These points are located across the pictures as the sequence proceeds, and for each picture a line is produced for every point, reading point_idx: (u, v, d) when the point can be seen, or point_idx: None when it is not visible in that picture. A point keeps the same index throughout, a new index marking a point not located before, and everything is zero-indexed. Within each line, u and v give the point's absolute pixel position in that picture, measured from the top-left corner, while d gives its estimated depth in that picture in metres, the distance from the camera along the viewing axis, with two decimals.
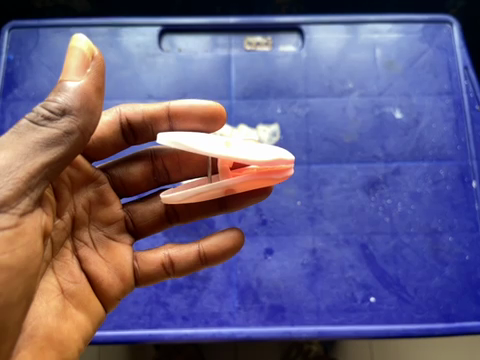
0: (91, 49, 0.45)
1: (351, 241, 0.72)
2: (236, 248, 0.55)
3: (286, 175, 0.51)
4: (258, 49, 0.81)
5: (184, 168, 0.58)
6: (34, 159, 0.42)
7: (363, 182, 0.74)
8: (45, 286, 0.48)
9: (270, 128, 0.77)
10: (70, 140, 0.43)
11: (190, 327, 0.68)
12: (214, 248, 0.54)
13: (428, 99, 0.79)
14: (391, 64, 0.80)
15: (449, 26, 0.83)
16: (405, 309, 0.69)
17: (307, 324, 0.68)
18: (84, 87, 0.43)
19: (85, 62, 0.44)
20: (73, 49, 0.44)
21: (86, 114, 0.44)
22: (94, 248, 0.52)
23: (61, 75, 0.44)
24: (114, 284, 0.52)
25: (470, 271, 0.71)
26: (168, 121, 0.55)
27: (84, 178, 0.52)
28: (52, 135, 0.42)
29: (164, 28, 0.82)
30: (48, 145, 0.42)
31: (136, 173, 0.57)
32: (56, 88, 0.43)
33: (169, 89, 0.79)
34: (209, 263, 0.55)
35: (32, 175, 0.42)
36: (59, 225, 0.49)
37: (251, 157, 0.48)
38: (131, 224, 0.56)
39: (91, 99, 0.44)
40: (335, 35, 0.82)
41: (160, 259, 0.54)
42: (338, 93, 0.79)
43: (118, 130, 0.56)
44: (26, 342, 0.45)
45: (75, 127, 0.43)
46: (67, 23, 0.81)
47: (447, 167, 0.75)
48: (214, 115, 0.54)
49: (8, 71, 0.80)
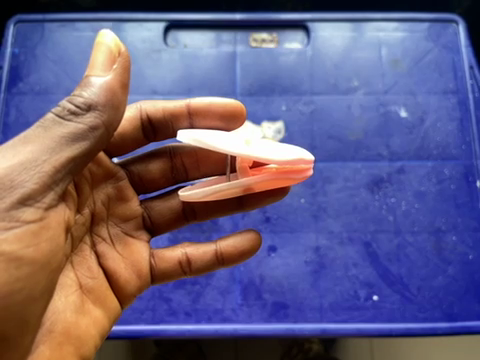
0: (117, 46, 0.46)
1: (355, 239, 0.72)
2: (254, 250, 0.54)
3: (306, 175, 0.50)
4: (263, 46, 0.81)
5: (202, 166, 0.57)
6: (59, 154, 0.43)
7: (367, 181, 0.74)
8: (64, 281, 0.49)
9: (274, 125, 0.77)
10: (94, 135, 0.44)
11: (193, 323, 0.68)
12: (231, 248, 0.53)
13: (434, 98, 0.79)
14: (396, 62, 0.80)
15: (455, 25, 0.82)
16: (408, 307, 0.69)
17: (310, 322, 0.68)
18: (110, 83, 0.44)
19: (111, 58, 0.45)
20: (100, 44, 0.45)
21: (110, 110, 0.45)
22: (112, 244, 0.52)
23: (88, 70, 0.45)
24: (130, 281, 0.52)
25: (473, 270, 0.71)
26: (188, 119, 0.55)
27: (103, 174, 0.52)
28: (77, 130, 0.43)
29: (169, 24, 0.82)
30: (73, 140, 0.43)
31: (154, 170, 0.57)
32: (82, 83, 0.44)
33: (173, 84, 0.79)
34: (226, 264, 0.54)
35: (57, 169, 0.43)
36: (80, 220, 0.50)
37: (271, 156, 0.48)
38: (149, 221, 0.55)
39: (116, 94, 0.45)
40: (340, 32, 0.82)
41: (177, 257, 0.54)
42: (344, 90, 0.79)
43: (139, 126, 0.56)
44: (45, 336, 0.46)
45: (99, 123, 0.44)
46: (72, 18, 0.81)
47: (452, 166, 0.75)
48: (234, 113, 0.54)
49: (12, 65, 0.80)
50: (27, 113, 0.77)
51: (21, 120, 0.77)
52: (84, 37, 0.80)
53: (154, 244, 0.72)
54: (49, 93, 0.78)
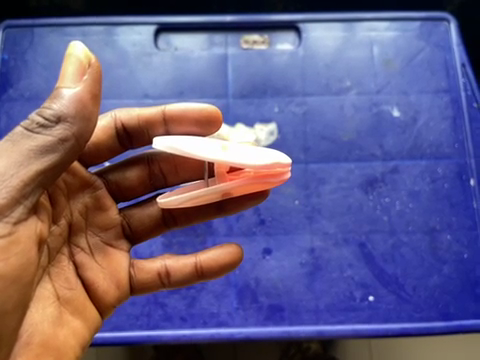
0: (87, 57, 0.45)
1: (350, 240, 0.72)
2: (234, 265, 0.54)
3: (284, 178, 0.51)
4: (255, 48, 0.81)
5: (180, 172, 0.57)
6: (28, 167, 0.43)
7: (361, 181, 0.74)
8: (41, 293, 0.48)
9: (267, 127, 0.77)
10: (64, 148, 0.44)
11: (189, 327, 0.68)
12: (211, 262, 0.53)
13: (426, 97, 0.78)
14: (389, 61, 0.80)
15: (446, 23, 0.82)
16: (404, 308, 0.69)
17: (307, 324, 0.68)
18: (79, 95, 0.44)
19: (81, 70, 0.45)
20: (70, 56, 0.45)
21: (81, 121, 0.44)
22: (91, 254, 0.52)
23: (58, 81, 0.45)
24: (110, 291, 0.52)
25: (468, 269, 0.71)
26: (164, 125, 0.54)
27: (80, 184, 0.52)
28: (46, 143, 0.43)
29: (159, 26, 0.82)
30: (42, 153, 0.43)
31: (132, 177, 0.56)
32: (52, 95, 0.44)
33: (166, 88, 0.78)
34: (205, 277, 0.54)
35: (26, 182, 0.43)
36: (55, 231, 0.50)
37: (248, 161, 0.48)
38: (128, 229, 0.55)
39: (86, 106, 0.44)
40: (332, 32, 0.81)
41: (156, 268, 0.54)
42: (336, 91, 0.78)
43: (113, 134, 0.56)
44: (22, 349, 0.46)
45: (69, 135, 0.44)
46: (62, 23, 0.81)
47: (445, 165, 0.75)
48: (208, 118, 0.53)
49: (3, 71, 0.79)
50: (18, 119, 0.76)
51: (12, 126, 0.76)
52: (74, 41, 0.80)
53: (148, 248, 0.71)
54: (40, 99, 0.77)
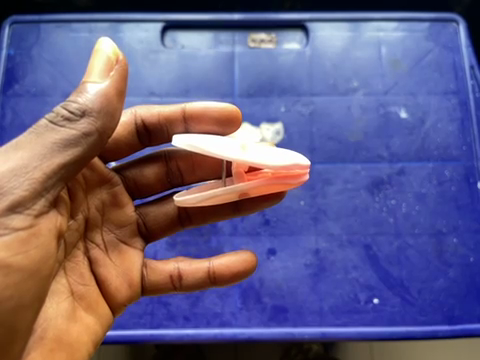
0: (115, 53, 0.45)
1: (355, 241, 0.71)
2: (246, 273, 0.53)
3: (302, 180, 0.50)
4: (262, 46, 0.80)
5: (198, 170, 0.57)
6: (51, 160, 0.43)
7: (367, 182, 0.74)
8: (56, 287, 0.48)
9: (273, 127, 0.76)
10: (87, 142, 0.44)
11: (191, 327, 0.68)
12: (224, 268, 0.53)
13: (434, 98, 0.78)
14: (397, 62, 0.79)
15: (455, 24, 0.82)
16: (408, 311, 0.68)
17: (310, 325, 0.68)
18: (105, 90, 0.44)
19: (109, 66, 0.45)
20: (99, 52, 0.45)
21: (105, 116, 0.44)
22: (105, 251, 0.52)
23: (85, 76, 0.45)
24: (121, 289, 0.52)
25: (474, 273, 0.70)
26: (183, 123, 0.54)
27: (98, 180, 0.52)
28: (70, 136, 0.43)
29: (166, 24, 0.81)
30: (65, 147, 0.43)
31: (149, 175, 0.56)
32: (78, 89, 0.44)
33: (171, 85, 0.78)
34: (217, 283, 0.53)
35: (48, 175, 0.43)
36: (73, 226, 0.50)
37: (268, 162, 0.48)
38: (143, 227, 0.55)
39: (111, 101, 0.44)
40: (340, 32, 0.81)
41: (169, 270, 0.53)
42: (343, 91, 0.78)
43: (133, 131, 0.55)
44: (36, 343, 0.46)
45: (93, 129, 0.44)
46: (68, 19, 0.80)
47: (452, 168, 0.75)
48: (229, 117, 0.53)
49: (8, 66, 0.79)
50: (23, 115, 0.76)
51: (17, 122, 0.76)
52: (80, 38, 0.80)
53: (152, 248, 0.71)
54: (45, 95, 0.77)
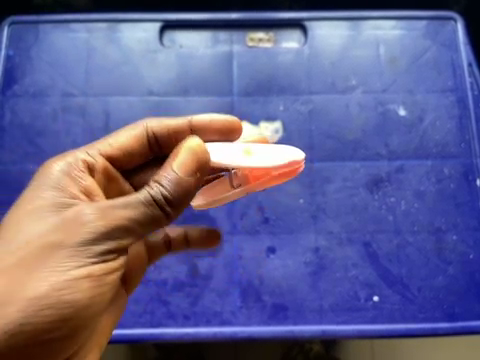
0: (206, 149, 0.47)
1: (355, 239, 0.71)
2: (216, 240, 0.59)
3: (299, 170, 0.51)
4: (260, 45, 0.80)
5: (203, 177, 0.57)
6: (134, 231, 0.45)
7: (366, 180, 0.74)
8: None
9: (272, 125, 0.76)
10: (164, 222, 0.46)
11: (192, 326, 0.68)
12: (197, 232, 0.59)
13: (433, 96, 0.78)
14: (395, 60, 0.79)
15: (453, 22, 0.82)
16: (408, 308, 0.68)
17: (310, 323, 0.68)
18: (191, 185, 0.46)
19: (203, 163, 0.47)
20: (198, 143, 0.47)
21: (183, 203, 0.46)
22: None
23: (170, 160, 0.47)
24: (131, 276, 0.56)
25: (474, 270, 0.70)
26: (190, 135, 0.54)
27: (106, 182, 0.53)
28: (156, 218, 0.45)
29: (165, 23, 0.81)
30: (148, 223, 0.45)
31: None
32: (165, 171, 0.46)
33: (170, 85, 0.78)
34: (191, 246, 0.59)
35: (126, 241, 0.45)
36: None
37: (267, 163, 0.48)
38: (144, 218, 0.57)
39: (192, 193, 0.46)
40: (338, 31, 0.81)
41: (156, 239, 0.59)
42: (341, 89, 0.78)
43: (144, 142, 0.54)
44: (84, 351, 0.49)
45: (173, 215, 0.46)
46: (67, 19, 0.80)
47: (451, 165, 0.75)
48: (231, 128, 0.54)
49: (7, 67, 0.79)
50: (23, 116, 0.76)
51: (16, 123, 0.76)
52: (79, 38, 0.80)
53: None
54: (44, 96, 0.77)
